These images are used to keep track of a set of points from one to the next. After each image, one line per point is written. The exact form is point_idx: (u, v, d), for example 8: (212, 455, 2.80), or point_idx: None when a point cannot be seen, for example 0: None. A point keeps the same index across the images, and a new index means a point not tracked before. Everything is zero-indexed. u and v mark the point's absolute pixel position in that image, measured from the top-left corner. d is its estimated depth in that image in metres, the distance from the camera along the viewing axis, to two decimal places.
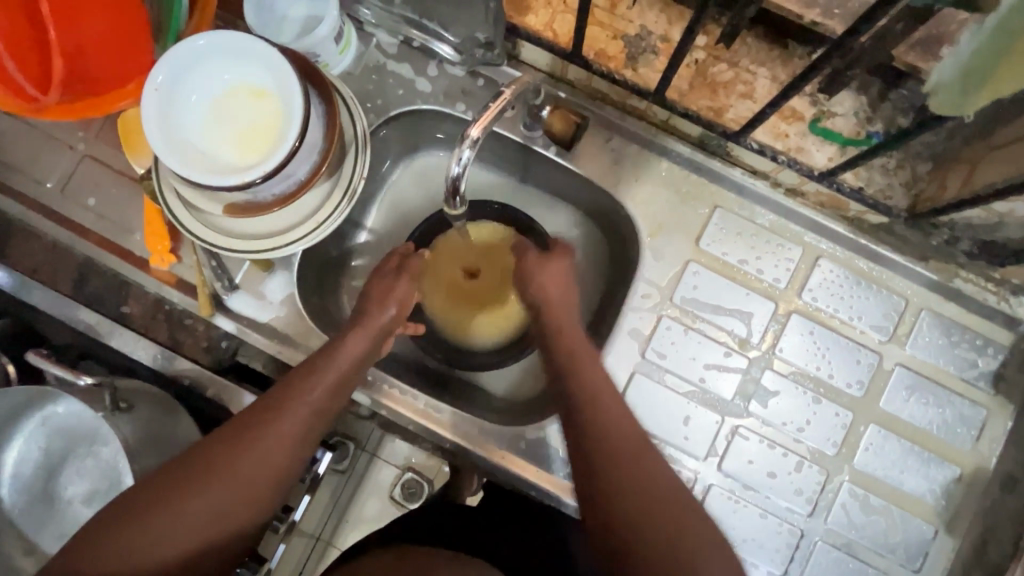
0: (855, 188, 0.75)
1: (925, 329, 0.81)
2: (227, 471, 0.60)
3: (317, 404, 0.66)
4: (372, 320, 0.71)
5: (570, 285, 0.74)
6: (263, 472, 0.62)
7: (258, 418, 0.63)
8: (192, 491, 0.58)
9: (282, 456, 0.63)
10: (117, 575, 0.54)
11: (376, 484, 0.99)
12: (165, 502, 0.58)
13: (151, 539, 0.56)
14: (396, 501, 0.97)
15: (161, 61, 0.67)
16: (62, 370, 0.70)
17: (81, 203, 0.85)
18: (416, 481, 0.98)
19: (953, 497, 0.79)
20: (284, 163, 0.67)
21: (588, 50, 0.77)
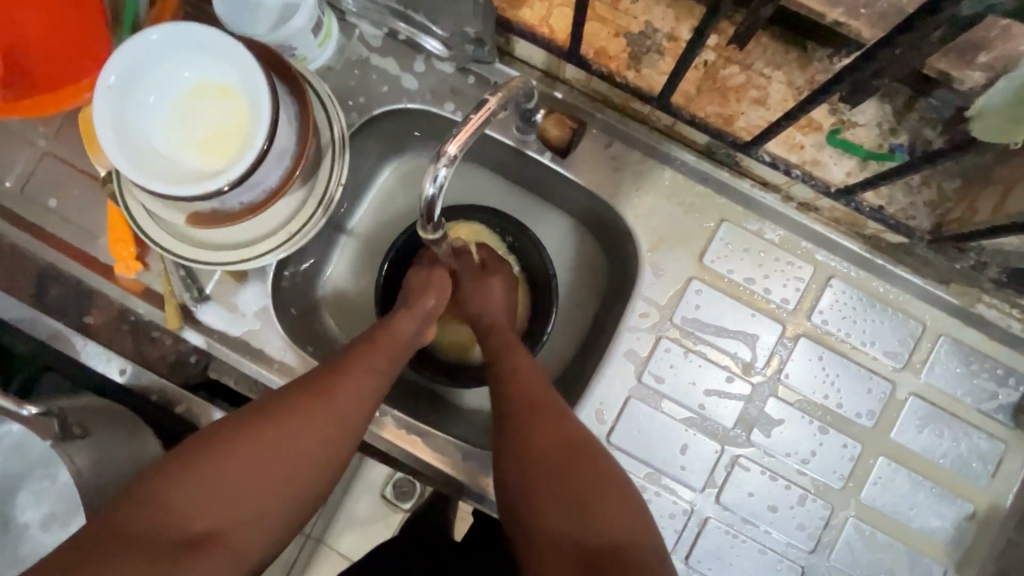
0: (875, 207, 0.69)
1: (943, 357, 0.76)
2: (275, 441, 0.56)
3: (377, 368, 0.63)
4: (421, 301, 0.69)
5: (503, 302, 0.74)
6: (315, 444, 0.57)
7: (313, 386, 0.60)
8: (237, 460, 0.54)
9: (335, 427, 0.59)
10: (168, 532, 0.51)
11: (367, 482, 1.00)
12: (207, 467, 0.54)
13: (206, 494, 0.53)
14: (387, 501, 0.99)
15: (113, 56, 0.60)
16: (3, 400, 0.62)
17: (41, 204, 0.79)
18: (407, 481, 1.00)
19: (965, 535, 0.75)
20: (250, 171, 0.61)
21: (587, 48, 0.71)
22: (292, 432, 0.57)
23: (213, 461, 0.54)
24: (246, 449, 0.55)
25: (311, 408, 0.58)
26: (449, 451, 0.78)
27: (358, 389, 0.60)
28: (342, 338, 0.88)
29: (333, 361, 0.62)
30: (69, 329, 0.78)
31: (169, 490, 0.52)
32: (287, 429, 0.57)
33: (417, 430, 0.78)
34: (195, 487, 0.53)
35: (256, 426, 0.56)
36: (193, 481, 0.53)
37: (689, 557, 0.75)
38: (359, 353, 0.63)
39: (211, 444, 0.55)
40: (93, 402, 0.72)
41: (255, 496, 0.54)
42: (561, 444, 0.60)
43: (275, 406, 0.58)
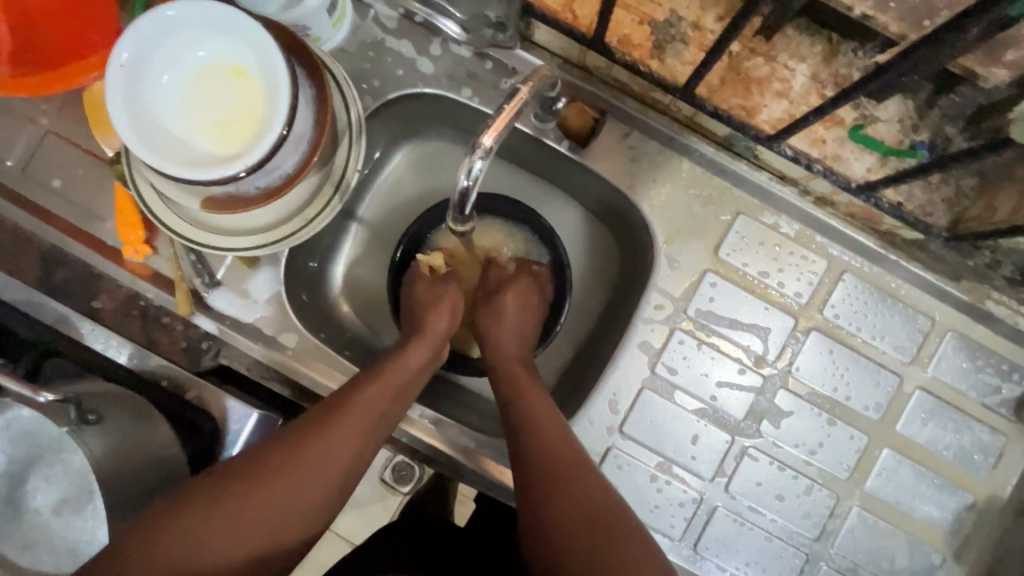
0: (895, 204, 0.69)
1: (950, 352, 0.77)
2: (286, 474, 0.57)
3: (385, 402, 0.64)
4: (433, 329, 0.70)
5: (525, 310, 0.74)
6: (328, 474, 0.59)
7: (321, 417, 0.61)
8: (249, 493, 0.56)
9: (346, 460, 0.60)
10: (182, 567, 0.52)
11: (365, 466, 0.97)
12: (217, 504, 0.55)
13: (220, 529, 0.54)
14: (386, 484, 0.96)
15: (126, 34, 0.58)
16: (18, 386, 0.61)
17: (45, 184, 0.77)
18: (406, 465, 0.95)
19: (964, 524, 0.77)
20: (269, 157, 0.59)
21: (610, 36, 0.69)
22: (304, 468, 0.58)
23: (224, 496, 0.55)
24: (260, 482, 0.56)
25: (320, 443, 0.59)
26: (462, 441, 0.78)
27: (367, 421, 0.62)
28: (353, 325, 0.87)
29: (340, 394, 0.64)
30: (75, 312, 0.77)
31: (178, 524, 0.53)
32: (298, 462, 0.58)
33: (430, 418, 0.78)
34: (208, 519, 0.54)
35: (269, 461, 0.58)
36: (208, 513, 0.54)
37: (697, 544, 0.77)
38: (367, 385, 0.64)
39: (221, 479, 0.57)
40: (105, 390, 0.70)
41: (263, 530, 0.55)
42: (569, 487, 0.60)
43: (284, 440, 0.59)
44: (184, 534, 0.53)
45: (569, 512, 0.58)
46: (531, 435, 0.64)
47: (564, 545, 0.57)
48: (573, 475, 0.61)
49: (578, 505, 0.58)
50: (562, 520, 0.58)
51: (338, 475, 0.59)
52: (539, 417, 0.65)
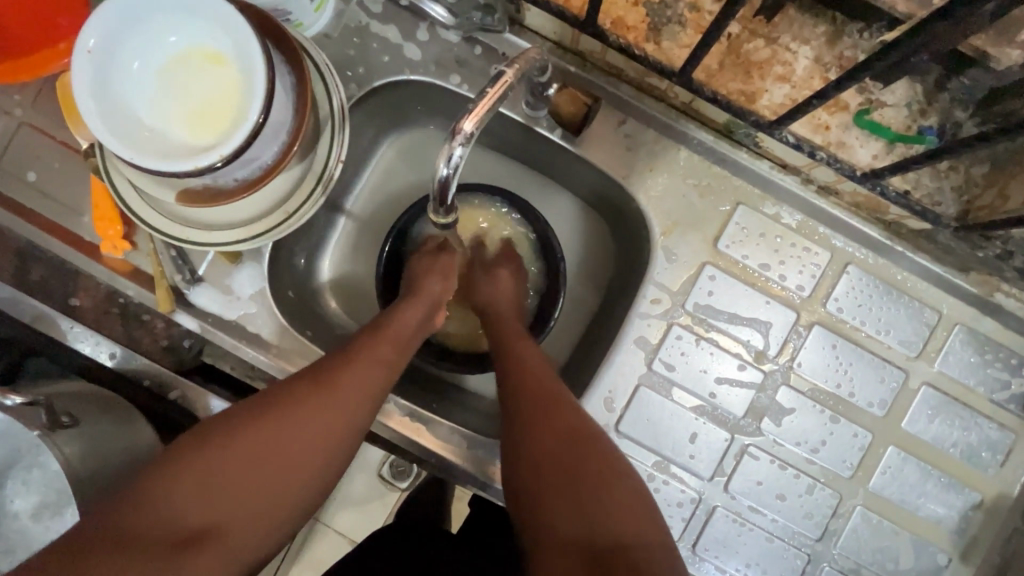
0: (901, 192, 0.66)
1: (957, 347, 0.74)
2: (278, 430, 0.54)
3: (384, 359, 0.61)
4: (430, 291, 0.69)
5: (515, 287, 0.74)
6: (326, 430, 0.55)
7: (317, 374, 0.58)
8: (240, 448, 0.52)
9: (343, 418, 0.56)
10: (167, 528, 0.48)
11: (364, 462, 0.97)
12: (206, 460, 0.51)
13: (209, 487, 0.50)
14: (385, 480, 0.97)
15: (92, 18, 0.55)
16: None
17: (20, 178, 0.74)
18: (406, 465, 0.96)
19: (971, 524, 0.75)
20: (245, 147, 0.57)
21: (604, 18, 0.66)
22: (297, 421, 0.54)
23: (213, 451, 0.52)
24: (251, 437, 0.53)
25: (316, 399, 0.56)
26: (454, 440, 0.76)
27: (366, 379, 0.59)
28: (342, 321, 0.85)
29: (337, 352, 0.60)
30: (54, 310, 0.75)
31: (163, 483, 0.50)
32: (292, 418, 0.54)
33: (420, 418, 0.76)
34: (195, 477, 0.50)
35: (261, 415, 0.54)
36: (197, 469, 0.51)
37: (696, 545, 0.74)
38: (366, 343, 0.61)
39: (210, 434, 0.53)
40: (77, 392, 0.69)
41: (254, 488, 0.52)
42: (564, 438, 0.56)
43: (279, 395, 0.56)
44: (170, 491, 0.50)
45: (566, 468, 0.54)
46: (531, 394, 0.60)
47: (560, 502, 0.53)
48: (576, 435, 0.57)
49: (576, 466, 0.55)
50: (557, 480, 0.54)
51: (334, 434, 0.56)
52: (538, 378, 0.62)
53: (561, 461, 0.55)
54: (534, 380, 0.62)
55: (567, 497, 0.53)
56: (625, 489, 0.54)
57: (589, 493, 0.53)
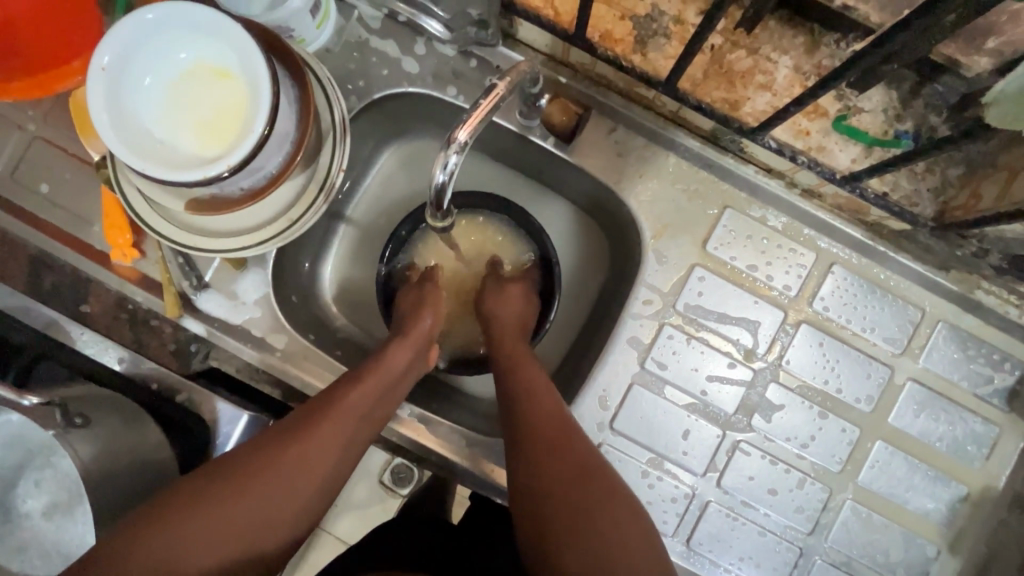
0: (880, 194, 0.69)
1: (941, 343, 0.77)
2: (261, 483, 0.57)
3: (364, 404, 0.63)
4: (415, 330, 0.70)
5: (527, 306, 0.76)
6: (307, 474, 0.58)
7: (296, 425, 0.60)
8: (225, 504, 0.55)
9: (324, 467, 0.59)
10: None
11: (364, 467, 0.91)
12: (192, 517, 0.54)
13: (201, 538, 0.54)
14: (385, 486, 0.90)
15: (107, 37, 0.58)
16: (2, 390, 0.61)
17: (33, 189, 0.77)
18: (406, 467, 0.90)
19: (958, 516, 0.76)
20: (252, 157, 0.59)
21: (592, 32, 0.69)
22: (281, 471, 0.58)
23: (200, 507, 0.54)
24: (236, 492, 0.56)
25: (297, 452, 0.58)
26: (453, 439, 0.78)
27: (343, 428, 0.61)
28: (344, 325, 0.87)
29: (316, 402, 0.62)
30: (65, 317, 0.77)
31: (150, 540, 0.52)
32: (276, 469, 0.57)
33: (419, 417, 0.78)
34: (185, 531, 0.53)
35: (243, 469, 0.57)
36: (184, 524, 0.53)
37: (690, 540, 0.76)
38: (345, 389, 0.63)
39: (193, 491, 0.55)
40: (89, 394, 0.70)
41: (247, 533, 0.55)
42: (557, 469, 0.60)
43: (261, 446, 0.59)
44: (157, 547, 0.52)
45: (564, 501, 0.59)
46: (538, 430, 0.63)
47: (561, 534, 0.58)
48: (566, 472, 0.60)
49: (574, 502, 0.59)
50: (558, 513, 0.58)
51: (315, 484, 0.59)
52: (542, 410, 0.64)
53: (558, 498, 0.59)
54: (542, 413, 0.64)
55: (574, 529, 0.57)
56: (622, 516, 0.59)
57: (589, 523, 0.58)
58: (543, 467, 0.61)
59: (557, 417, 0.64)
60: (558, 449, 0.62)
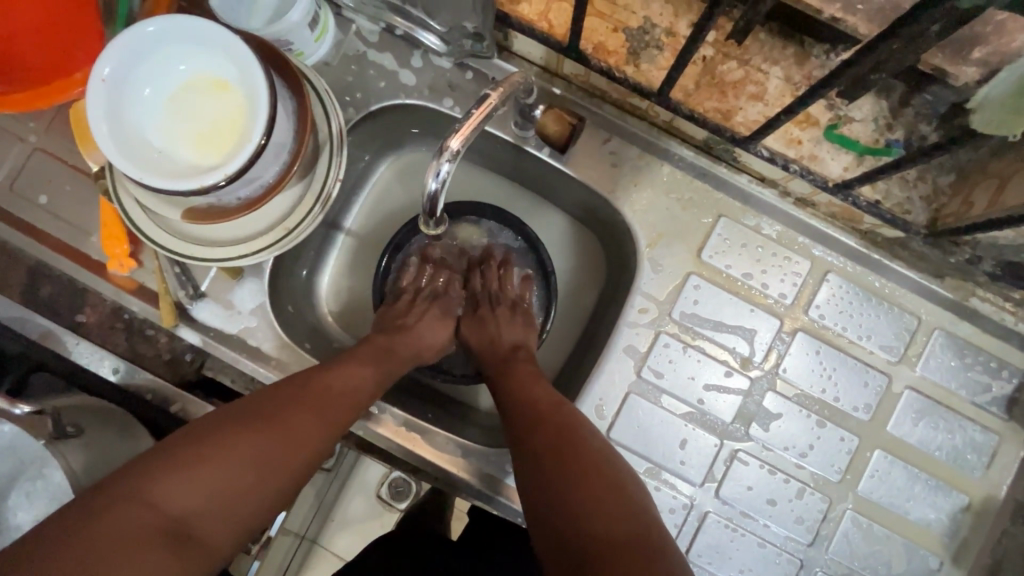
0: (872, 202, 0.70)
1: (937, 351, 0.76)
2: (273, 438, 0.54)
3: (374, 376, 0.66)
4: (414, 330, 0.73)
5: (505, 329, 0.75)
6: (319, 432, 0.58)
7: (314, 385, 0.60)
8: (235, 454, 0.51)
9: (330, 432, 0.58)
10: (152, 521, 0.46)
11: (364, 482, 1.05)
12: (203, 461, 0.50)
13: (204, 480, 0.49)
14: (384, 500, 1.03)
15: (107, 49, 0.59)
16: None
17: (32, 200, 0.78)
18: (403, 481, 1.03)
19: (960, 527, 0.76)
20: (249, 166, 0.60)
21: (586, 44, 0.71)
22: (298, 421, 0.56)
23: (214, 445, 0.51)
24: (251, 441, 0.52)
25: (313, 408, 0.58)
26: (449, 449, 0.77)
27: (356, 395, 0.62)
28: (340, 335, 0.87)
29: (331, 366, 0.64)
30: (60, 327, 0.77)
31: (154, 480, 0.48)
32: (287, 426, 0.55)
33: (415, 427, 0.77)
34: (200, 474, 0.49)
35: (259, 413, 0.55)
36: (194, 470, 0.49)
37: (689, 551, 0.75)
38: (357, 362, 0.66)
39: (210, 435, 0.52)
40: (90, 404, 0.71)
41: (250, 485, 0.52)
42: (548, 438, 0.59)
43: (279, 399, 0.57)
44: (164, 486, 0.48)
45: (549, 473, 0.56)
46: (527, 414, 0.63)
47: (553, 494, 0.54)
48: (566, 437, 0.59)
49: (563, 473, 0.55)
50: (547, 485, 0.55)
51: (323, 443, 0.58)
52: (534, 395, 0.65)
53: (543, 473, 0.56)
54: (534, 401, 0.64)
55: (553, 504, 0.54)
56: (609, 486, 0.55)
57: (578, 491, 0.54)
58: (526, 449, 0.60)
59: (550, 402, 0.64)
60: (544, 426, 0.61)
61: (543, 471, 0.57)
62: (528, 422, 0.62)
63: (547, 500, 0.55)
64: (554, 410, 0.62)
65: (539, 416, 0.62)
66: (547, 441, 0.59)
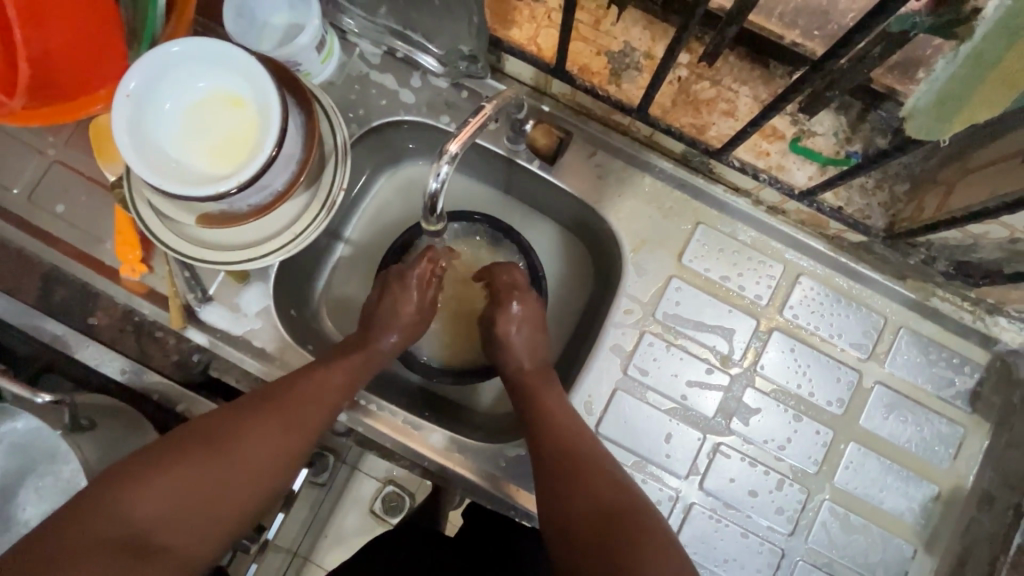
0: (836, 208, 0.76)
1: (903, 348, 0.82)
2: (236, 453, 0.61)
3: (337, 383, 0.70)
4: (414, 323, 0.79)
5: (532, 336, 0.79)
6: (274, 439, 0.63)
7: (274, 397, 0.66)
8: (197, 470, 0.59)
9: (291, 439, 0.65)
10: (117, 533, 0.54)
11: (358, 496, 1.09)
12: (170, 476, 0.57)
13: (164, 494, 0.57)
14: (377, 514, 1.08)
15: (133, 67, 0.64)
16: (16, 388, 0.64)
17: (49, 210, 0.82)
18: (396, 494, 1.09)
19: (931, 516, 0.79)
20: (261, 174, 0.65)
21: (572, 65, 0.77)
22: (254, 430, 0.63)
23: (173, 462, 0.58)
24: (210, 453, 0.60)
25: (268, 420, 0.64)
26: (445, 445, 0.80)
27: (315, 403, 0.68)
28: (340, 339, 0.91)
29: (292, 376, 0.69)
30: (72, 330, 0.80)
31: (126, 494, 0.55)
32: (242, 438, 0.62)
33: (413, 424, 0.80)
34: (160, 487, 0.57)
35: (216, 428, 0.62)
36: (162, 483, 0.57)
37: None
38: (322, 369, 0.70)
39: (171, 452, 0.59)
40: (103, 400, 0.75)
41: (209, 494, 0.59)
42: (588, 503, 0.61)
43: (237, 414, 0.64)
44: (130, 500, 0.55)
45: (592, 543, 0.58)
46: (565, 467, 0.65)
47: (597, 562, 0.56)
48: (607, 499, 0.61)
49: (601, 531, 0.58)
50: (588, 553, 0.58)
51: (280, 451, 0.64)
52: (567, 440, 0.68)
53: (587, 530, 0.59)
54: (572, 455, 0.66)
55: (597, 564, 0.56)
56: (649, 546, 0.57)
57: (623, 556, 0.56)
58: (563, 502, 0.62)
59: (583, 451, 0.67)
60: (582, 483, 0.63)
61: (585, 539, 0.59)
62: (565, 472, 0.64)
63: (590, 558, 0.57)
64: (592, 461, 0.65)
65: (578, 467, 0.65)
66: (586, 497, 0.62)
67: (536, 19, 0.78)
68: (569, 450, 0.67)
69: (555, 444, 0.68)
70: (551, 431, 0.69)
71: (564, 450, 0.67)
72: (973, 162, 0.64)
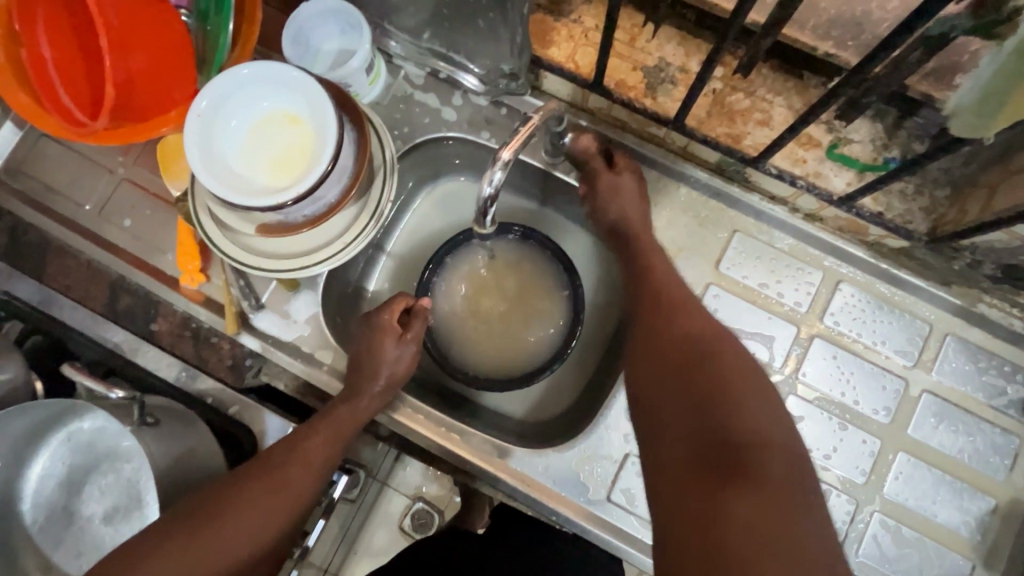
0: (875, 213, 0.77)
1: (951, 355, 0.80)
2: (221, 525, 0.63)
3: (328, 443, 0.73)
4: (412, 334, 0.80)
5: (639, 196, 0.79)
6: (270, 504, 0.67)
7: (269, 466, 0.69)
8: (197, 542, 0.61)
9: (287, 504, 0.68)
10: None
11: (386, 512, 1.14)
12: (171, 552, 0.60)
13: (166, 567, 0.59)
14: (406, 530, 1.14)
15: (205, 88, 0.70)
16: (95, 382, 0.72)
17: (117, 224, 0.88)
18: (425, 512, 1.14)
19: (989, 530, 0.77)
20: (316, 185, 0.69)
21: (609, 81, 0.81)
22: (251, 497, 0.66)
23: (172, 540, 0.61)
24: (208, 525, 0.63)
25: (261, 488, 0.67)
26: (485, 450, 0.80)
27: (307, 465, 0.70)
28: None
29: (287, 442, 0.72)
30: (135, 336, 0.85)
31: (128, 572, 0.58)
32: (239, 505, 0.65)
33: (455, 429, 0.81)
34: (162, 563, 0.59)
35: (214, 500, 0.65)
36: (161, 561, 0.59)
37: None
38: (314, 429, 0.73)
39: (171, 526, 0.62)
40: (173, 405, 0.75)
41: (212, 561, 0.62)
42: (675, 333, 0.65)
43: (235, 484, 0.67)
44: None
45: (676, 368, 0.61)
46: (659, 291, 0.70)
47: (670, 395, 0.60)
48: (691, 329, 0.64)
49: (689, 392, 0.58)
50: (667, 383, 0.61)
51: (276, 512, 0.67)
52: (689, 330, 0.64)
53: (685, 463, 0.54)
54: (665, 283, 0.71)
55: (695, 499, 0.51)
56: (743, 388, 0.57)
57: (704, 390, 0.58)
58: (665, 434, 0.58)
59: (707, 364, 0.60)
60: (671, 309, 0.67)
61: (669, 368, 0.62)
62: (679, 383, 0.60)
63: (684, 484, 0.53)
64: (726, 383, 0.58)
65: (691, 383, 0.59)
66: (691, 424, 0.56)
67: (574, 38, 0.82)
68: (690, 352, 0.62)
69: (670, 340, 0.64)
70: (677, 330, 0.65)
71: (682, 349, 0.62)
72: (1015, 164, 0.64)
